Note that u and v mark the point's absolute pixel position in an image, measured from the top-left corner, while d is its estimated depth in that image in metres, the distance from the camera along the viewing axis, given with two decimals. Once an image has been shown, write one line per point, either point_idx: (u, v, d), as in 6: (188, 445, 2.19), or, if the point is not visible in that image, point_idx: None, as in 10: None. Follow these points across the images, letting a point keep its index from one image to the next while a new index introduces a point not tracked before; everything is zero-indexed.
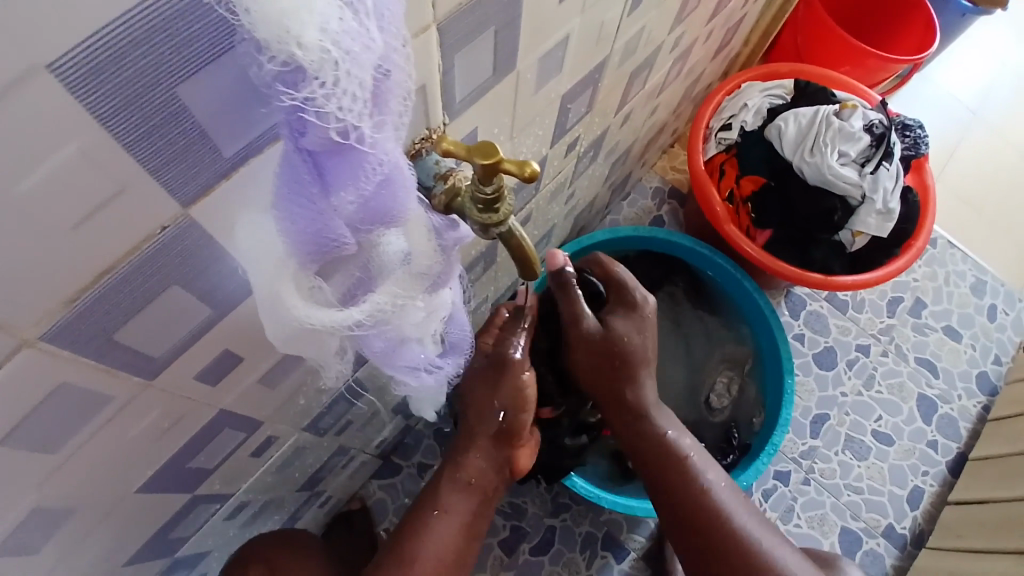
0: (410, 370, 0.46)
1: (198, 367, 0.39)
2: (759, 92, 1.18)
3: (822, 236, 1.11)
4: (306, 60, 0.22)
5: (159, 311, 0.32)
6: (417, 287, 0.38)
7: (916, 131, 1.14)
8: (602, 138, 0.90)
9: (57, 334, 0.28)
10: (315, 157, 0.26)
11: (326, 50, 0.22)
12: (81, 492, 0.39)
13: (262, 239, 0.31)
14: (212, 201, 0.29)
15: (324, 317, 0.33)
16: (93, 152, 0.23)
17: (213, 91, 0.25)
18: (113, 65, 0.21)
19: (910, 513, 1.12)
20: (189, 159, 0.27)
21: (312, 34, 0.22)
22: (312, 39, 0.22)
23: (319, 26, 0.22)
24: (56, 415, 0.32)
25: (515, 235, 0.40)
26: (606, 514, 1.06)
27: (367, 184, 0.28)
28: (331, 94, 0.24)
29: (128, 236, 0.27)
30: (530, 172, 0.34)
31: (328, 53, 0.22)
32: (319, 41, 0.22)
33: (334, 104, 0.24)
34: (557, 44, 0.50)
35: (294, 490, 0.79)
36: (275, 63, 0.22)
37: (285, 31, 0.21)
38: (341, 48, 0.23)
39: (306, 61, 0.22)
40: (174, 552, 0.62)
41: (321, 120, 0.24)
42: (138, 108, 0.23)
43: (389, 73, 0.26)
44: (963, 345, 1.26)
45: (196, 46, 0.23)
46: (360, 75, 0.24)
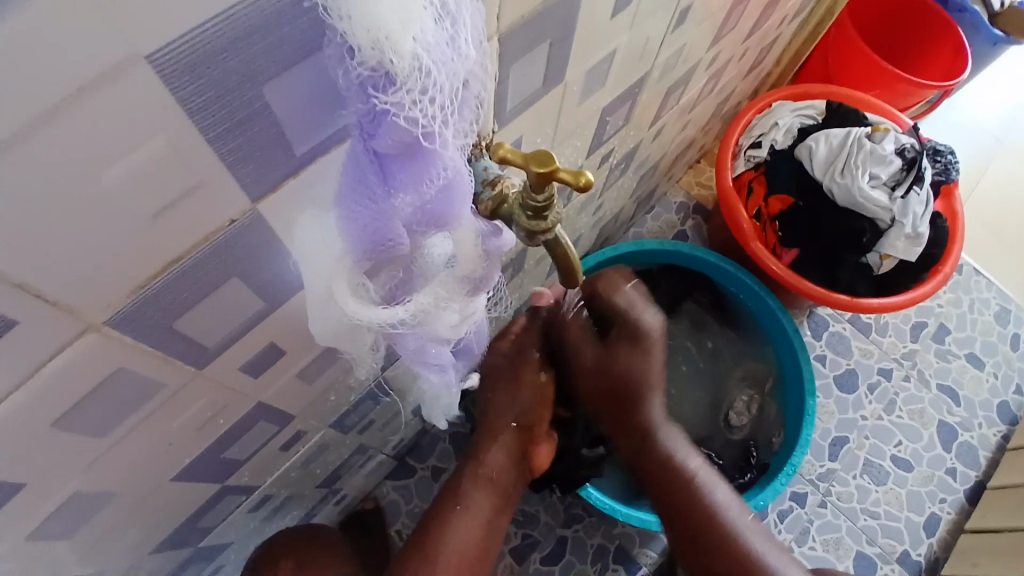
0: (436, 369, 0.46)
1: (243, 358, 0.39)
2: (790, 111, 1.18)
3: (849, 257, 1.11)
4: (396, 67, 0.23)
5: (217, 302, 0.33)
6: (457, 290, 0.38)
7: (947, 156, 1.14)
8: (634, 151, 0.90)
9: (123, 319, 0.29)
10: (384, 159, 0.28)
11: (417, 59, 0.24)
12: (121, 479, 0.40)
13: (319, 234, 0.32)
14: (279, 198, 0.30)
15: (371, 313, 0.34)
16: (175, 146, 0.24)
17: (298, 91, 0.26)
18: (208, 62, 0.22)
19: (926, 540, 1.11)
20: (265, 155, 0.27)
21: (407, 44, 0.23)
22: (407, 48, 0.23)
23: (414, 36, 0.23)
24: (110, 399, 0.32)
25: (560, 243, 0.41)
26: (619, 527, 1.06)
27: (429, 188, 0.29)
28: (418, 101, 0.25)
29: (198, 229, 0.28)
30: (585, 182, 0.34)
31: (417, 62, 0.24)
32: (412, 50, 0.23)
33: (418, 111, 0.25)
34: (603, 58, 0.51)
35: (314, 487, 0.79)
36: (364, 68, 0.24)
37: (382, 37, 0.23)
38: (430, 61, 0.24)
39: (397, 68, 0.24)
40: (198, 542, 0.62)
41: (403, 124, 0.25)
42: (228, 104, 0.24)
43: (470, 86, 0.28)
44: (985, 373, 1.24)
45: (294, 48, 0.24)
46: (446, 86, 0.26)
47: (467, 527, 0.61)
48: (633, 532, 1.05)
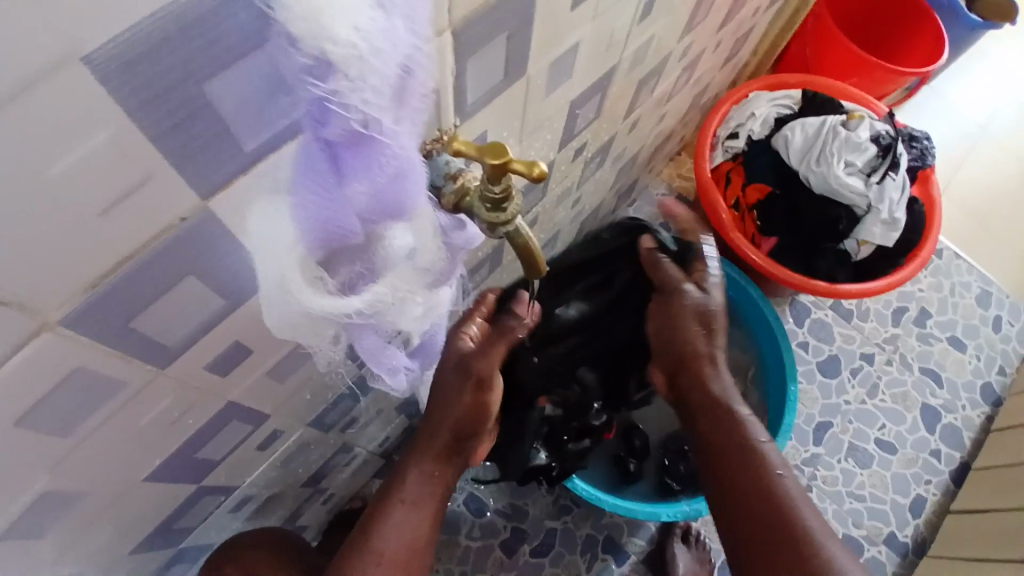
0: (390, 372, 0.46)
1: (209, 357, 0.40)
2: (767, 102, 1.18)
3: (827, 246, 1.12)
4: (336, 56, 0.23)
5: (176, 300, 0.33)
6: (418, 284, 0.39)
7: (923, 142, 1.15)
8: (610, 144, 0.90)
9: (77, 319, 0.29)
10: (335, 148, 0.27)
11: (356, 48, 0.23)
12: (89, 479, 0.40)
13: (275, 228, 0.30)
14: (232, 194, 0.30)
15: (326, 303, 0.33)
16: (119, 142, 0.24)
17: (243, 84, 0.26)
18: (142, 59, 0.22)
19: (912, 521, 1.12)
20: (213, 150, 0.28)
21: (344, 32, 0.22)
22: (345, 36, 0.23)
23: (352, 24, 0.23)
24: (72, 399, 0.33)
25: (521, 235, 0.41)
26: (607, 517, 1.07)
27: (380, 176, 0.29)
28: (357, 87, 0.25)
29: (148, 226, 0.28)
30: (539, 173, 0.34)
31: (355, 51, 0.23)
32: (350, 38, 0.23)
33: (360, 96, 0.25)
34: (567, 50, 0.51)
35: (298, 485, 0.79)
36: (305, 58, 0.23)
37: (320, 31, 0.22)
38: (369, 47, 0.24)
39: (337, 57, 0.23)
40: (179, 542, 0.62)
41: (345, 109, 0.25)
42: (167, 100, 0.24)
43: (414, 73, 0.27)
44: (967, 355, 1.26)
45: (232, 42, 0.24)
46: (383, 72, 0.25)
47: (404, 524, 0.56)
48: (621, 521, 1.06)
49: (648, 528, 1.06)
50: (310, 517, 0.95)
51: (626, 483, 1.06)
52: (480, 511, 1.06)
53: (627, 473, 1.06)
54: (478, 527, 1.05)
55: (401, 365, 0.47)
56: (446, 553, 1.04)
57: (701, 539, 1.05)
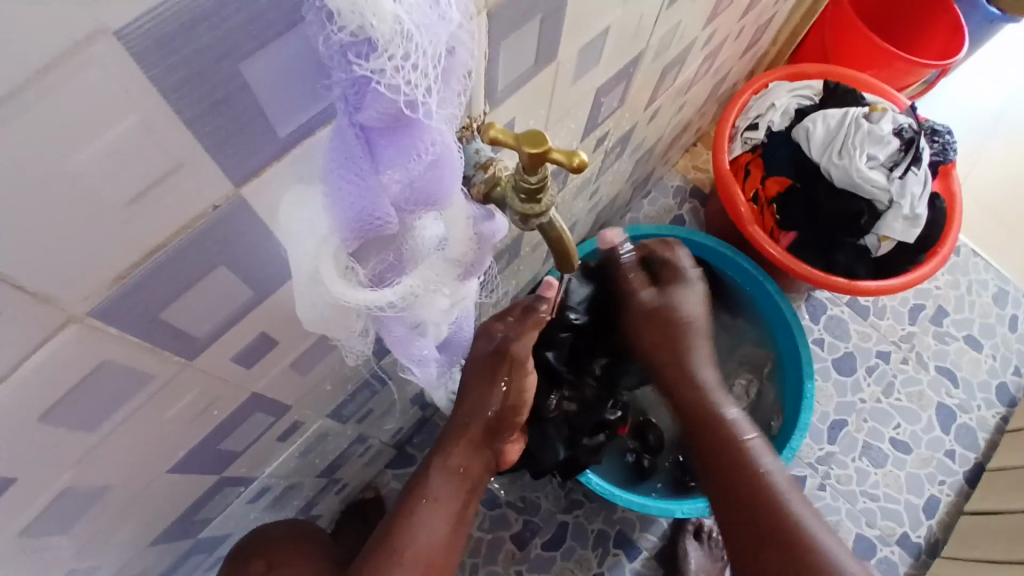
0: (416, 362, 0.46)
1: (234, 349, 0.39)
2: (787, 92, 1.16)
3: (846, 240, 1.10)
4: (378, 32, 0.22)
5: (204, 292, 0.32)
6: (448, 274, 0.38)
7: (944, 136, 1.13)
8: (630, 134, 0.89)
9: (104, 311, 0.28)
10: (371, 134, 0.27)
11: (399, 22, 0.22)
12: (111, 474, 0.40)
13: (306, 217, 0.30)
14: (264, 181, 0.29)
15: (358, 296, 0.33)
16: (147, 128, 0.23)
17: (279, 66, 0.25)
18: (180, 36, 0.21)
19: (925, 522, 1.11)
20: (247, 136, 0.27)
21: (387, 5, 0.22)
22: (389, 9, 0.22)
23: None
24: (96, 393, 0.32)
25: (554, 226, 0.40)
26: (619, 512, 1.06)
27: (417, 164, 0.28)
28: (400, 68, 0.23)
29: (177, 217, 0.27)
30: (578, 163, 0.33)
31: (398, 26, 0.22)
32: (393, 12, 0.22)
33: (401, 78, 0.24)
34: (596, 36, 0.50)
35: (314, 477, 0.79)
36: (344, 33, 0.22)
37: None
38: (412, 21, 0.23)
39: (379, 33, 0.22)
40: (197, 534, 0.62)
41: (386, 93, 0.24)
42: (204, 82, 0.23)
43: (456, 52, 0.26)
44: (983, 354, 1.24)
45: (272, 19, 0.23)
46: (429, 51, 0.24)
47: (431, 520, 0.61)
48: (634, 517, 1.05)
49: (660, 524, 1.06)
50: (324, 508, 0.94)
51: (641, 478, 1.06)
52: (493, 503, 1.05)
53: (641, 468, 1.05)
54: (491, 519, 1.05)
55: (429, 357, 0.47)
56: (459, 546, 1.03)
57: (713, 536, 1.05)
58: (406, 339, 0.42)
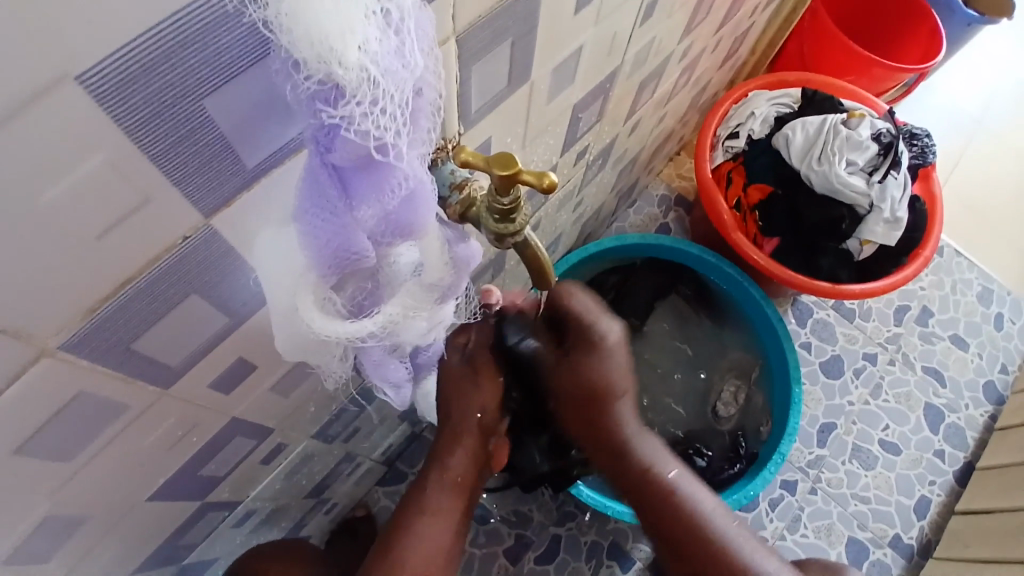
0: (392, 386, 0.46)
1: (212, 374, 0.39)
2: (766, 101, 1.18)
3: (829, 244, 1.11)
4: (345, 79, 0.22)
5: (178, 321, 0.32)
6: (426, 299, 0.38)
7: (923, 139, 1.14)
8: (611, 146, 0.90)
9: (76, 344, 0.28)
10: (343, 171, 0.26)
11: (365, 69, 0.22)
12: (92, 502, 0.39)
13: (281, 251, 0.31)
14: (233, 212, 0.29)
15: (336, 328, 0.33)
16: (117, 164, 0.23)
17: (244, 103, 0.25)
18: (142, 77, 0.22)
19: (917, 522, 1.11)
20: (213, 169, 0.27)
21: (353, 54, 0.22)
22: (354, 58, 0.22)
23: (359, 46, 0.22)
24: (73, 423, 0.32)
25: (530, 245, 0.40)
26: (612, 522, 1.06)
27: (392, 200, 0.28)
28: (368, 114, 0.24)
29: (148, 247, 0.27)
30: (549, 183, 0.33)
31: (366, 73, 0.23)
32: (359, 60, 0.22)
33: (370, 123, 0.24)
34: (570, 54, 0.50)
35: (301, 496, 0.78)
36: (312, 82, 0.22)
37: (327, 52, 0.21)
38: (379, 67, 0.23)
39: (346, 81, 0.22)
40: (182, 559, 0.61)
41: (357, 137, 0.24)
42: (168, 119, 0.23)
43: (423, 93, 0.27)
44: (969, 354, 1.25)
45: (233, 57, 0.24)
46: (397, 94, 0.24)
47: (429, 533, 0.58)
48: (626, 525, 1.06)
49: None
50: (314, 528, 0.94)
51: None
52: (486, 517, 1.05)
53: None
54: (482, 533, 1.04)
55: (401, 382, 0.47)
56: None
57: None
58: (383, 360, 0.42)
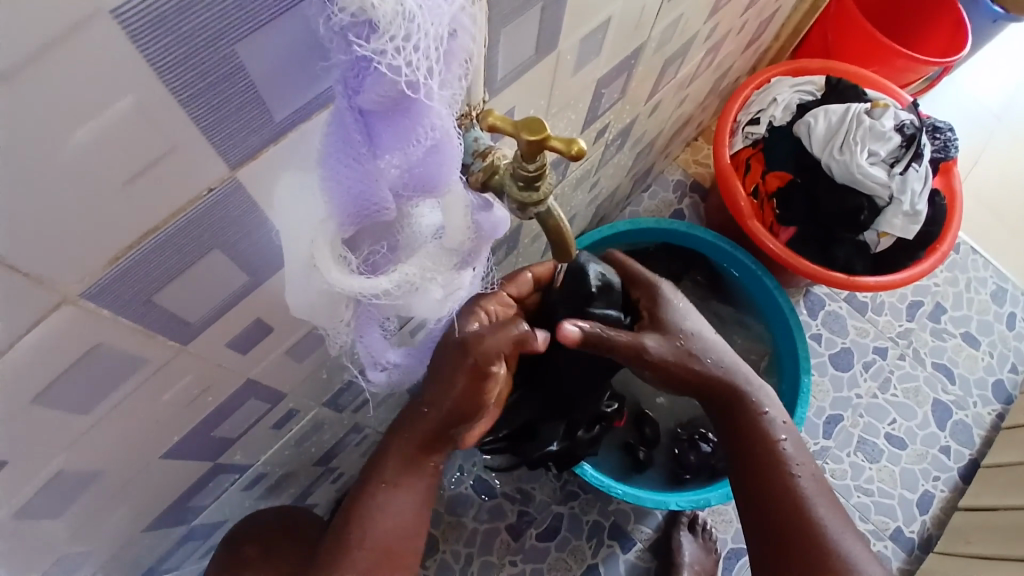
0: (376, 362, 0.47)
1: (229, 335, 0.39)
2: (789, 87, 1.16)
3: (846, 235, 1.10)
4: (379, 12, 0.22)
5: (198, 277, 0.32)
6: (444, 262, 0.37)
7: (946, 133, 1.12)
8: (630, 127, 0.89)
9: (98, 293, 0.28)
10: (371, 117, 0.26)
11: (399, 2, 0.22)
12: (105, 456, 0.39)
13: (303, 200, 0.30)
14: (260, 165, 0.29)
15: (350, 282, 0.32)
16: (144, 108, 0.23)
17: (277, 50, 0.25)
18: (177, 15, 0.21)
19: (919, 517, 1.11)
20: (243, 119, 0.26)
21: None
22: None
23: None
24: (90, 375, 0.32)
25: (552, 215, 0.40)
26: (614, 504, 1.06)
27: (417, 149, 0.28)
28: (401, 49, 0.23)
29: (173, 197, 0.27)
30: (578, 151, 0.33)
31: (399, 6, 0.22)
32: None
33: (402, 59, 0.23)
34: (598, 25, 0.49)
35: (309, 465, 0.79)
36: (345, 15, 0.22)
37: None
38: (415, 1, 0.22)
39: (381, 14, 0.22)
40: (191, 521, 0.62)
41: (388, 75, 0.24)
42: (201, 61, 0.23)
43: (458, 36, 0.25)
44: (981, 352, 1.24)
45: (270, 1, 0.23)
46: (431, 33, 0.24)
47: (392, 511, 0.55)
48: (628, 509, 1.06)
49: (655, 517, 1.07)
50: (320, 497, 0.94)
51: (635, 471, 1.06)
52: (489, 493, 1.06)
53: (638, 461, 1.05)
54: (486, 509, 1.05)
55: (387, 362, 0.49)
56: (454, 535, 1.04)
57: (708, 529, 1.05)
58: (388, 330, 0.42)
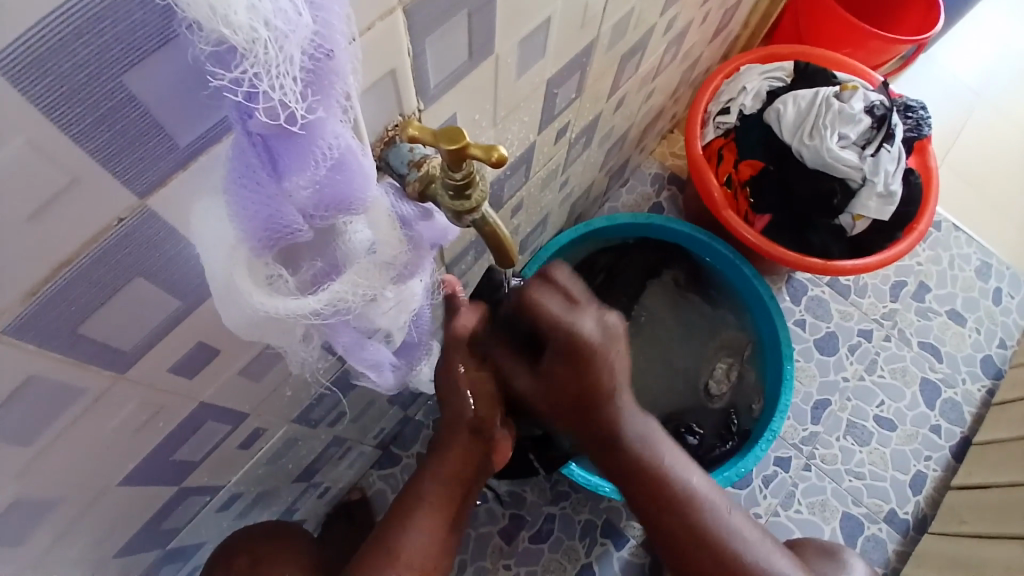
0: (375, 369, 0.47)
1: (173, 358, 0.38)
2: (759, 74, 1.16)
3: (821, 220, 1.10)
4: (235, 41, 0.21)
5: (125, 305, 0.32)
6: (381, 276, 0.37)
7: (918, 111, 1.12)
8: (595, 123, 0.88)
9: (19, 328, 0.28)
10: (266, 140, 0.26)
11: (256, 30, 0.21)
12: (57, 488, 0.39)
13: (215, 224, 0.29)
14: (172, 191, 0.29)
15: (278, 304, 0.31)
16: (38, 146, 0.23)
17: (165, 79, 0.25)
18: (52, 55, 0.21)
19: (912, 498, 1.11)
20: (143, 149, 0.26)
21: (241, 13, 0.20)
22: (242, 18, 0.21)
23: (248, 4, 0.21)
24: (25, 409, 0.32)
25: (488, 221, 0.40)
26: (606, 502, 1.06)
27: (319, 169, 0.28)
28: (266, 75, 0.23)
29: (85, 229, 0.27)
30: (497, 157, 0.32)
31: (257, 35, 0.21)
32: (249, 20, 0.21)
33: (270, 86, 0.23)
34: (537, 26, 0.49)
35: (290, 481, 0.79)
36: (208, 42, 0.22)
37: (211, 12, 0.20)
38: (276, 27, 0.22)
39: (237, 43, 0.21)
40: (166, 543, 0.62)
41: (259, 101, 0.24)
42: (84, 97, 0.23)
43: (334, 56, 0.25)
44: (967, 329, 1.24)
45: (146, 33, 0.23)
46: (297, 55, 0.23)
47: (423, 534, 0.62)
48: (620, 506, 1.06)
49: None
50: (307, 511, 0.94)
51: None
52: (480, 497, 1.05)
53: None
54: (479, 514, 1.05)
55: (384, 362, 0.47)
56: None
57: None
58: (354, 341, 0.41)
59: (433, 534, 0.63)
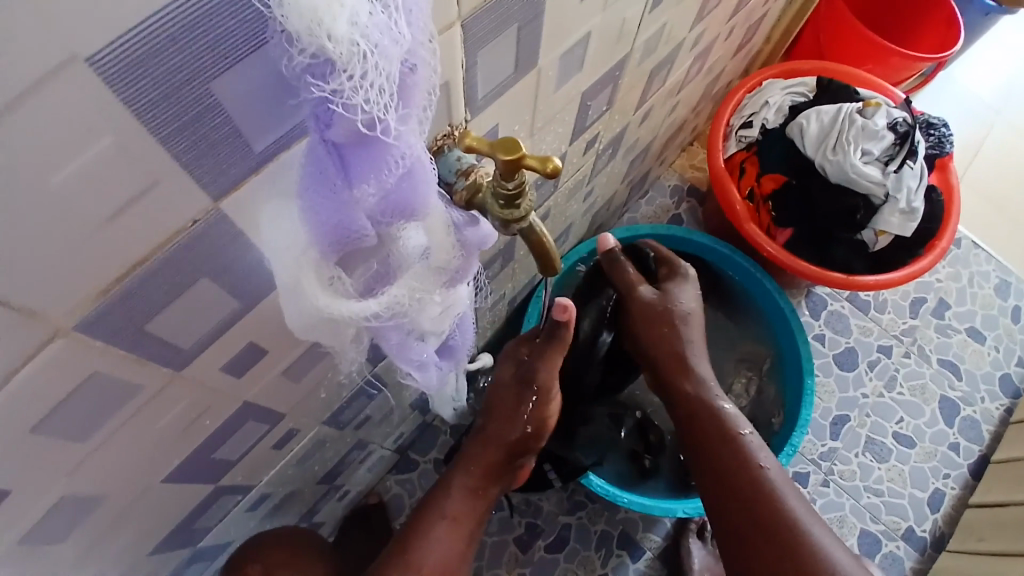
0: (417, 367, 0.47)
1: (223, 358, 0.39)
2: (781, 90, 1.17)
3: (843, 235, 1.10)
4: (335, 53, 0.22)
5: (187, 305, 0.33)
6: (434, 281, 0.38)
7: (941, 129, 1.13)
8: (622, 135, 0.89)
9: (89, 325, 0.29)
10: (341, 149, 0.27)
11: (356, 43, 0.23)
12: (105, 483, 0.40)
13: (286, 227, 0.31)
14: (243, 194, 0.30)
15: (339, 305, 0.33)
16: (124, 147, 0.24)
17: (247, 86, 0.26)
18: (150, 58, 0.22)
19: (931, 516, 1.10)
20: (222, 154, 0.27)
21: (343, 27, 0.22)
22: (343, 32, 0.22)
23: (350, 20, 0.22)
24: (86, 404, 0.32)
25: (535, 231, 0.41)
26: (622, 512, 1.06)
27: (390, 177, 0.28)
28: (359, 87, 0.24)
29: (158, 230, 0.28)
30: (552, 168, 0.34)
31: (356, 48, 0.23)
32: (349, 34, 0.22)
33: (361, 98, 0.24)
34: (577, 41, 0.50)
35: (314, 483, 0.79)
36: (305, 55, 0.23)
37: (316, 24, 0.21)
38: (369, 40, 0.23)
39: (336, 55, 0.22)
40: (196, 542, 0.62)
41: (348, 112, 0.25)
42: (173, 102, 0.24)
43: (415, 69, 0.26)
44: (986, 347, 1.24)
45: (237, 41, 0.24)
46: (388, 68, 0.24)
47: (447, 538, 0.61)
48: (637, 517, 1.06)
49: (664, 524, 1.06)
50: (327, 514, 0.95)
51: (643, 479, 1.04)
52: (498, 506, 1.06)
53: (644, 469, 1.04)
54: (494, 521, 1.05)
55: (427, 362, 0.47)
56: None
57: None
58: (401, 343, 0.42)
59: (455, 544, 0.62)
